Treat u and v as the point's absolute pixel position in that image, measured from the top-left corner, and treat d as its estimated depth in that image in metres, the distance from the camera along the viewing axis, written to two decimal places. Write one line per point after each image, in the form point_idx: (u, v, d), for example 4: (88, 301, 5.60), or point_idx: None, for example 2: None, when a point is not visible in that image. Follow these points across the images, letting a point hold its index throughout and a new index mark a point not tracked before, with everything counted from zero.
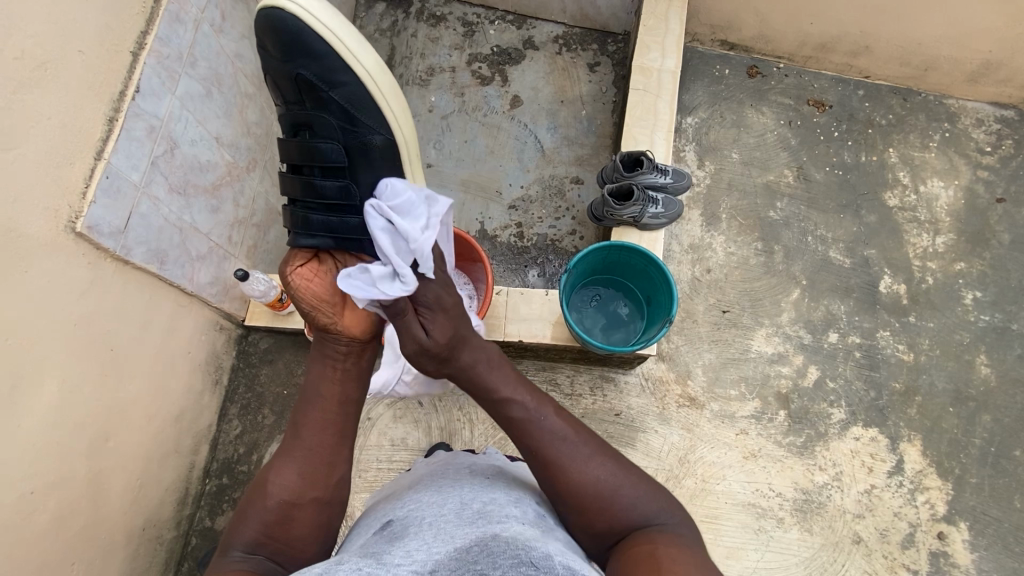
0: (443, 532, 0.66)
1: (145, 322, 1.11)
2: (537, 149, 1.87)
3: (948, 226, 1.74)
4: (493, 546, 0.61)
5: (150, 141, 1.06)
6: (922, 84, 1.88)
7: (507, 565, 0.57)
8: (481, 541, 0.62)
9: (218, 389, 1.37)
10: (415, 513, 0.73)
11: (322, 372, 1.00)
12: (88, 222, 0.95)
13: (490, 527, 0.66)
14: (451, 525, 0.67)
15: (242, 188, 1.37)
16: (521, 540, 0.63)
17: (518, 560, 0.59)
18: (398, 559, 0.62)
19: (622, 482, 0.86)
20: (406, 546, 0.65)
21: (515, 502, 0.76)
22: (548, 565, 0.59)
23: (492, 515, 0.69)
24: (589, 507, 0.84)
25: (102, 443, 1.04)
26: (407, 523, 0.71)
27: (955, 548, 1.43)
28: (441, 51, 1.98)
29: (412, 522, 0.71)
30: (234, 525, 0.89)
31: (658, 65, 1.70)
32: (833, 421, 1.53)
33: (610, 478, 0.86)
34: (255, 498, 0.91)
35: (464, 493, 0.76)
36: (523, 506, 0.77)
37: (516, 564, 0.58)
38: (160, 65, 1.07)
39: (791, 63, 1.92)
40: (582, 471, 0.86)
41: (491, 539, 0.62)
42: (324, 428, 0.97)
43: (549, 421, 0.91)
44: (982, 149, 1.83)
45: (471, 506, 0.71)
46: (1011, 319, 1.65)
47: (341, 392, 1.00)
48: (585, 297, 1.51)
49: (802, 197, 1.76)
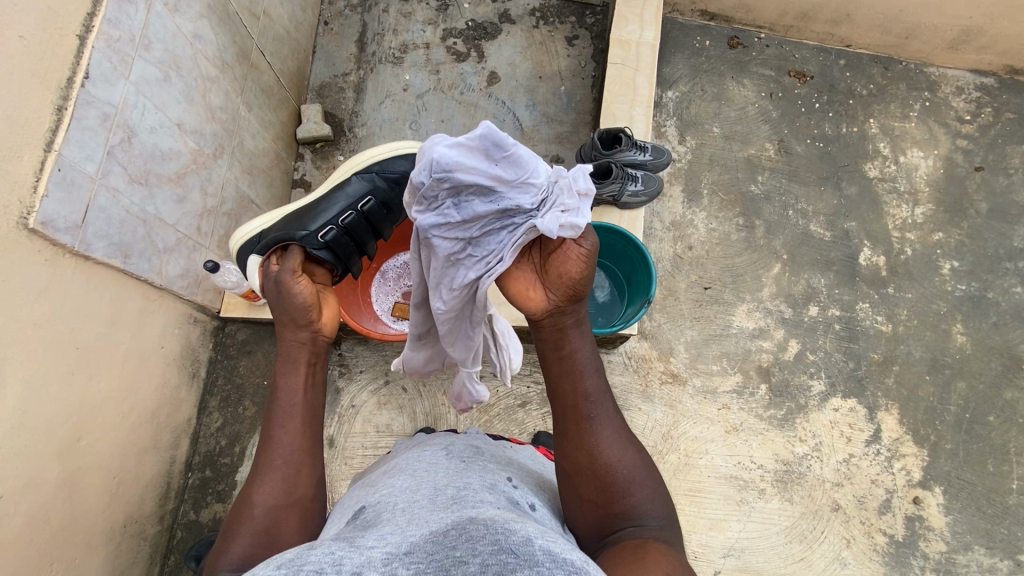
0: (417, 517, 0.60)
1: (113, 318, 1.08)
2: (515, 128, 1.82)
3: (927, 196, 1.74)
4: (472, 532, 0.52)
5: (104, 130, 1.02)
6: (903, 52, 1.86)
7: (486, 553, 0.49)
8: (459, 525, 0.55)
9: (196, 383, 1.35)
10: (388, 499, 0.67)
11: (291, 379, 0.92)
12: (42, 217, 0.92)
13: (465, 511, 0.59)
14: (426, 510, 0.61)
15: (210, 176, 1.33)
16: (502, 522, 0.54)
17: (498, 547, 0.50)
18: (371, 543, 0.55)
19: (646, 476, 0.81)
20: (379, 531, 0.58)
21: (491, 488, 0.70)
22: (529, 552, 0.49)
23: (466, 500, 0.63)
24: (608, 489, 0.79)
25: (73, 444, 1.02)
26: (381, 510, 0.65)
27: (930, 512, 1.47)
28: (414, 26, 1.91)
29: (384, 508, 0.66)
30: (219, 549, 0.78)
31: (637, 38, 1.66)
32: (813, 393, 1.55)
33: (637, 468, 0.81)
34: (233, 517, 0.81)
35: (440, 477, 0.71)
36: (500, 492, 0.71)
37: (496, 551, 0.49)
38: (110, 48, 1.02)
39: (772, 33, 1.89)
40: (612, 450, 0.81)
41: (468, 524, 0.54)
42: (302, 431, 0.89)
43: (603, 391, 0.86)
44: (962, 118, 1.83)
45: (445, 492, 0.66)
46: (988, 288, 1.67)
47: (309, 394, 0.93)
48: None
49: (784, 170, 1.75)
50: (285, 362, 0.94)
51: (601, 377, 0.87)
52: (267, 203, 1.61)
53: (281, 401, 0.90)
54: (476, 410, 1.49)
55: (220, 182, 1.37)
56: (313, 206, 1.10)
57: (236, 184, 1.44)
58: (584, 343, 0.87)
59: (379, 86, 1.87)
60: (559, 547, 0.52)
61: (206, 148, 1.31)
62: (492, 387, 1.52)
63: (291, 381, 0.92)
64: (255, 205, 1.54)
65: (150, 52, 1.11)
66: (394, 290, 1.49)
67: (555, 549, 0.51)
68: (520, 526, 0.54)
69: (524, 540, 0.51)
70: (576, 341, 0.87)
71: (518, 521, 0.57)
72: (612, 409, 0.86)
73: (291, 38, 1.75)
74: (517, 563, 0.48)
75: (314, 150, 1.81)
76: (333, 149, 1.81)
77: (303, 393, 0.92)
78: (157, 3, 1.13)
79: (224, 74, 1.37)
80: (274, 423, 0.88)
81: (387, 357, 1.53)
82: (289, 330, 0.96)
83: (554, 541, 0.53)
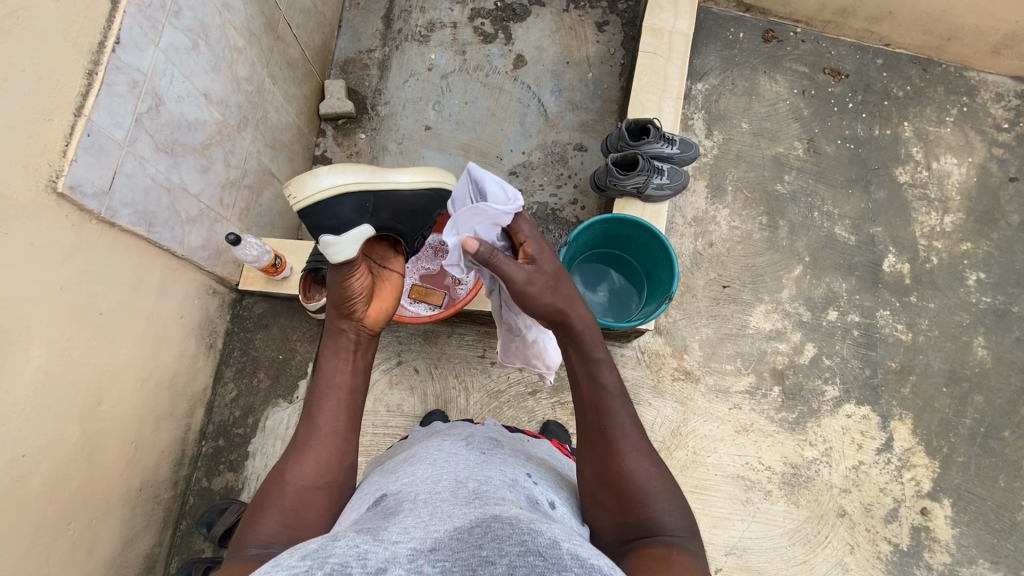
0: (440, 511, 0.60)
1: (135, 286, 1.09)
2: (539, 113, 1.80)
3: (958, 205, 1.70)
4: (498, 530, 0.53)
5: (133, 97, 1.01)
6: (943, 54, 1.80)
7: (514, 554, 0.49)
8: (483, 522, 0.55)
9: (213, 353, 1.37)
10: (408, 489, 0.67)
11: (332, 362, 0.93)
12: (71, 181, 0.91)
13: (488, 508, 0.60)
14: (448, 504, 0.62)
15: (234, 148, 1.32)
16: (527, 522, 0.55)
17: (525, 548, 0.50)
18: (394, 536, 0.56)
19: (665, 483, 0.79)
20: (401, 523, 0.59)
21: (511, 484, 0.70)
22: (557, 556, 0.49)
23: (488, 496, 0.63)
24: (625, 495, 0.77)
25: (94, 407, 1.03)
26: (402, 500, 0.65)
27: (936, 524, 1.46)
28: (442, 5, 1.88)
29: (405, 498, 0.66)
30: (250, 518, 0.79)
31: (670, 26, 1.62)
32: (826, 398, 1.53)
33: (655, 475, 0.79)
34: (265, 491, 0.82)
35: (460, 469, 0.71)
36: (520, 488, 0.71)
37: (524, 553, 0.49)
38: (142, 14, 1.01)
39: (809, 28, 1.83)
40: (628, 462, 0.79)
41: (493, 522, 0.55)
42: (336, 418, 0.88)
43: (615, 402, 0.84)
44: (999, 126, 1.77)
45: (466, 485, 0.66)
46: (1013, 302, 1.64)
47: (350, 381, 0.92)
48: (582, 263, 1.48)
49: (812, 170, 1.71)
50: (328, 345, 0.94)
51: (614, 390, 0.85)
52: (288, 178, 1.61)
53: (320, 382, 0.91)
54: (487, 395, 1.50)
55: (243, 154, 1.37)
56: (401, 196, 1.06)
57: (258, 157, 1.43)
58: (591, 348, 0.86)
59: (404, 65, 1.84)
60: (586, 552, 0.52)
61: (231, 119, 1.31)
62: (504, 373, 1.52)
63: (332, 365, 0.92)
64: (276, 179, 1.54)
65: (181, 19, 1.11)
66: (411, 273, 1.49)
67: (582, 553, 0.51)
68: (546, 528, 0.54)
69: (552, 543, 0.51)
70: (577, 347, 0.87)
71: (543, 522, 0.57)
72: (627, 410, 0.84)
73: (318, 11, 1.73)
74: (546, 568, 0.48)
75: (336, 127, 1.80)
76: (355, 126, 1.80)
77: (341, 377, 0.92)
78: None
79: (251, 45, 1.36)
80: (311, 405, 0.89)
81: (400, 339, 1.54)
82: (332, 316, 0.96)
83: (580, 546, 0.53)
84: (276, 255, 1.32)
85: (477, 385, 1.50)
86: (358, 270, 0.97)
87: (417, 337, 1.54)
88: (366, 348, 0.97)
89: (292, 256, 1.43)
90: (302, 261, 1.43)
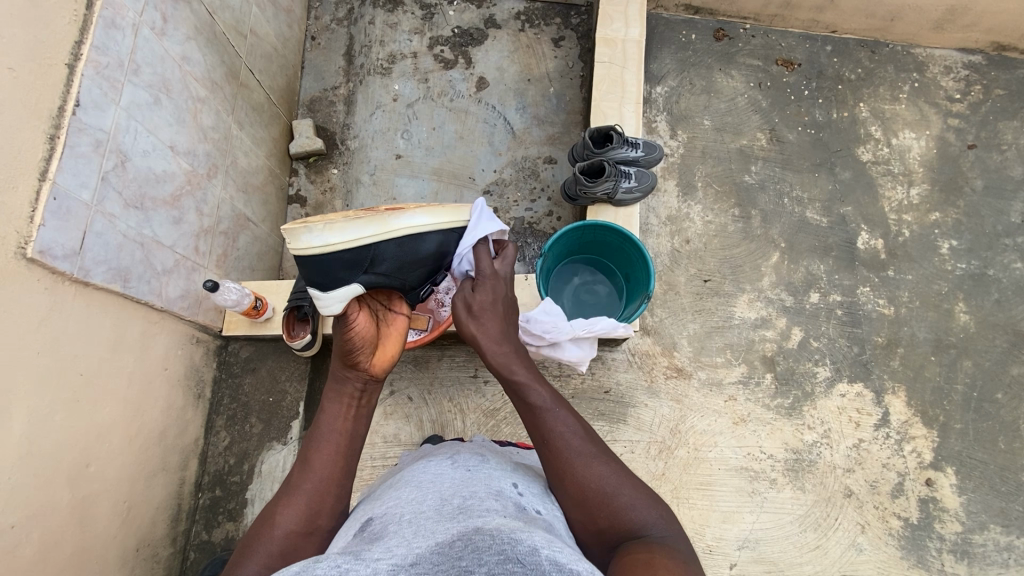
0: (423, 529, 0.60)
1: (115, 343, 1.09)
2: (507, 132, 1.83)
3: (922, 176, 1.74)
4: (478, 541, 0.54)
5: (97, 156, 1.02)
6: (889, 35, 1.86)
7: (493, 562, 0.50)
8: (465, 535, 0.55)
9: (202, 403, 1.35)
10: (393, 511, 0.67)
11: (334, 407, 0.89)
12: (40, 246, 0.92)
13: (471, 520, 0.60)
14: (432, 521, 0.61)
15: (205, 196, 1.34)
16: (508, 532, 0.55)
17: (505, 556, 0.51)
18: (377, 555, 0.56)
19: (623, 478, 0.77)
20: (385, 545, 0.59)
21: (496, 496, 0.70)
22: (535, 562, 0.50)
23: (472, 509, 0.63)
24: (585, 502, 0.75)
25: (83, 470, 1.02)
26: (387, 522, 0.65)
27: (943, 493, 1.46)
28: (400, 36, 1.92)
29: (390, 520, 0.66)
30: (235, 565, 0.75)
31: (622, 35, 1.66)
32: (819, 379, 1.55)
33: (610, 474, 0.77)
34: (255, 533, 0.78)
35: (445, 486, 0.70)
36: (506, 499, 0.70)
37: (503, 561, 0.50)
38: (100, 75, 1.03)
39: (757, 23, 1.89)
40: (587, 466, 0.77)
41: (474, 534, 0.55)
42: (341, 458, 0.85)
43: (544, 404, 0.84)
44: (952, 97, 1.83)
45: (451, 502, 0.66)
46: (987, 265, 1.66)
47: (355, 429, 0.89)
48: (596, 297, 1.50)
49: (777, 159, 1.75)
50: (327, 390, 0.91)
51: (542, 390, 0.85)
52: (263, 220, 1.62)
53: (322, 421, 0.88)
54: (483, 414, 1.49)
55: (216, 202, 1.38)
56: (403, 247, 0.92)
57: (231, 203, 1.45)
58: (513, 375, 0.88)
59: (369, 98, 1.87)
60: (566, 557, 0.52)
61: (200, 168, 1.32)
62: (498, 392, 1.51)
63: (332, 410, 0.89)
64: (251, 222, 1.55)
65: (140, 76, 1.13)
66: None
67: (562, 559, 0.52)
68: (526, 536, 0.55)
69: (531, 550, 0.52)
70: (503, 377, 0.88)
71: (526, 530, 0.58)
72: (561, 416, 0.82)
73: (280, 55, 1.76)
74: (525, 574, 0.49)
75: (308, 165, 1.82)
76: (326, 163, 1.83)
77: (343, 421, 0.88)
78: (144, 28, 1.14)
79: (214, 93, 1.38)
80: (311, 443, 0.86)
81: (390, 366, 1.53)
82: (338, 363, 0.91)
83: (562, 552, 0.54)
84: (256, 296, 1.32)
85: (472, 406, 1.50)
86: (360, 316, 0.93)
87: (408, 364, 1.53)
88: (371, 396, 0.93)
89: (273, 297, 1.43)
90: (284, 300, 1.43)
